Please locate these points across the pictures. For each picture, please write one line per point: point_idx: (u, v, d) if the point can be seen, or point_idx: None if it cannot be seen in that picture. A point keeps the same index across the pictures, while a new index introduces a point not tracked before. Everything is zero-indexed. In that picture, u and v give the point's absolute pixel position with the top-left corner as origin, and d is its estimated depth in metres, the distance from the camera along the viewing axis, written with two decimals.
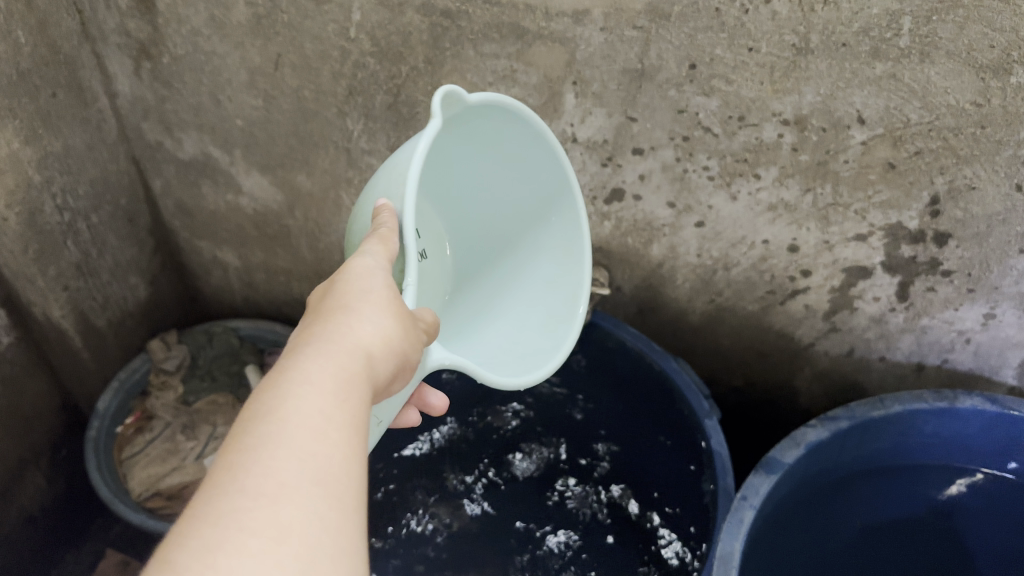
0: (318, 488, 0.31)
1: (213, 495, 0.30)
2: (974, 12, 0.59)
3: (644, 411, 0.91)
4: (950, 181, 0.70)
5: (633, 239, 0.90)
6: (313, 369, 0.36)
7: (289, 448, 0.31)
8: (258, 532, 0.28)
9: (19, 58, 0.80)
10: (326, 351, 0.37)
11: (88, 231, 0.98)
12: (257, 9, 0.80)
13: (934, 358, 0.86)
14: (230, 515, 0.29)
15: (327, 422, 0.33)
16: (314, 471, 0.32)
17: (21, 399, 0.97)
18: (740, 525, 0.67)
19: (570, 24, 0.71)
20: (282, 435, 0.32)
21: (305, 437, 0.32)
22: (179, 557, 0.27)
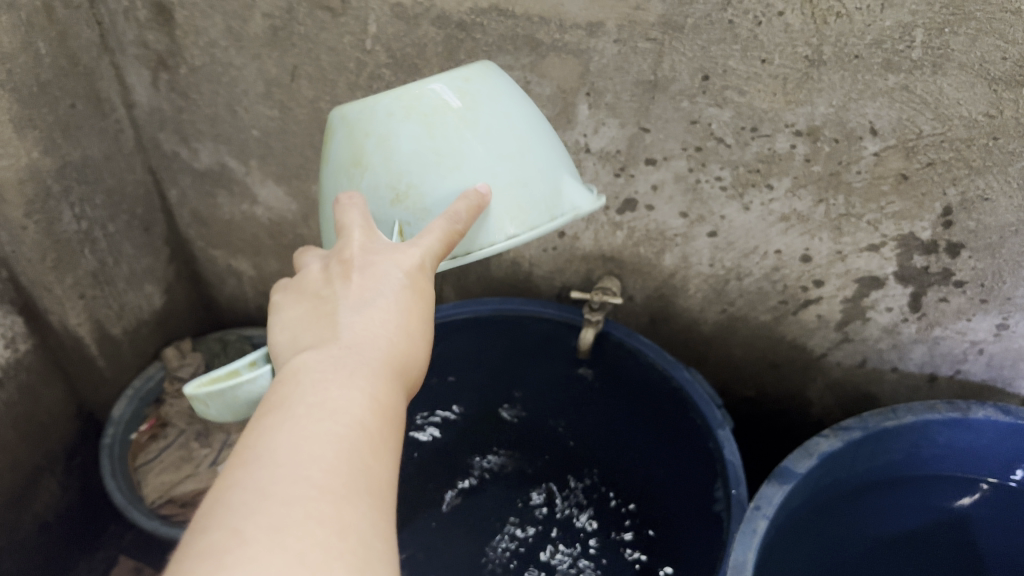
0: (365, 496, 0.32)
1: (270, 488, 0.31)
2: (987, 25, 0.59)
3: (656, 422, 0.92)
4: (962, 192, 0.70)
5: (645, 249, 0.90)
6: (349, 377, 0.37)
7: (337, 455, 0.33)
8: (315, 529, 0.29)
9: (40, 70, 0.81)
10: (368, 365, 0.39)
11: (104, 240, 0.99)
12: (274, 21, 0.81)
13: (947, 369, 0.86)
14: (287, 510, 0.30)
15: (370, 435, 0.35)
16: (358, 472, 0.33)
17: (37, 406, 0.98)
18: (753, 535, 0.67)
19: (584, 36, 0.72)
20: (332, 443, 0.33)
21: (351, 448, 0.33)
22: (233, 541, 0.28)
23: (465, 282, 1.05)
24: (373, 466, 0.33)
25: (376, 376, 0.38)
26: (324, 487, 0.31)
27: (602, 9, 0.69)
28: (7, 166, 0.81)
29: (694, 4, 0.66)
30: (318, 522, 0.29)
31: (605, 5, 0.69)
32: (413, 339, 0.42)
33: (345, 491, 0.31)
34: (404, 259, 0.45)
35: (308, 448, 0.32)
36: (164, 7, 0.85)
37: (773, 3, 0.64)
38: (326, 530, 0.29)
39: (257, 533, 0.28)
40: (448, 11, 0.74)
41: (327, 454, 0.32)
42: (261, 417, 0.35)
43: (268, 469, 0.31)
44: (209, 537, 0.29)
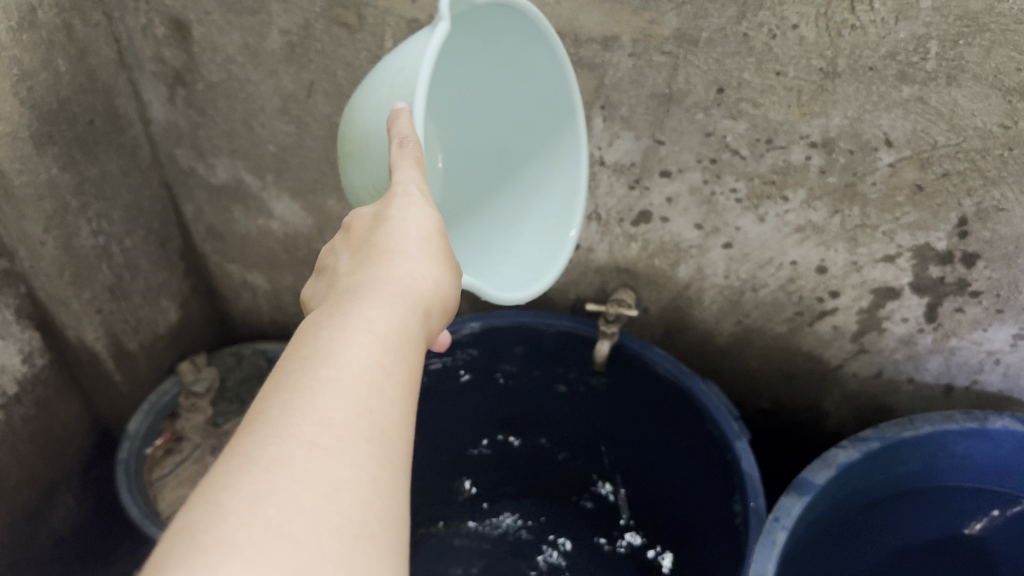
0: (373, 445, 0.30)
1: (265, 442, 0.28)
2: (1001, 36, 0.60)
3: (671, 437, 0.91)
4: (978, 203, 0.71)
5: (659, 261, 0.90)
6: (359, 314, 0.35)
7: (343, 400, 0.31)
8: (311, 486, 0.27)
9: (60, 87, 0.82)
10: (383, 296, 0.37)
11: (121, 255, 1.00)
12: (291, 37, 0.82)
13: (963, 379, 0.86)
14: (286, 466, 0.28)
15: (382, 376, 0.33)
16: (362, 427, 0.30)
17: (53, 421, 0.99)
18: (772, 547, 0.66)
19: (599, 50, 0.72)
20: (337, 387, 0.31)
21: (362, 392, 0.31)
22: (227, 502, 0.26)
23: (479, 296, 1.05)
24: (383, 427, 0.31)
25: (391, 317, 0.36)
26: (323, 443, 0.29)
27: (617, 24, 0.70)
28: (27, 182, 0.82)
29: (710, 18, 0.67)
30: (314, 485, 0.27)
31: (621, 19, 0.70)
32: (439, 284, 0.41)
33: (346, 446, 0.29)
34: (426, 211, 0.44)
35: (309, 401, 0.30)
36: (182, 24, 0.86)
37: (788, 16, 0.64)
38: (326, 490, 0.27)
39: (250, 493, 0.27)
40: None
41: (330, 406, 0.30)
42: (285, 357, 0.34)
43: (287, 407, 0.30)
44: (220, 479, 0.27)
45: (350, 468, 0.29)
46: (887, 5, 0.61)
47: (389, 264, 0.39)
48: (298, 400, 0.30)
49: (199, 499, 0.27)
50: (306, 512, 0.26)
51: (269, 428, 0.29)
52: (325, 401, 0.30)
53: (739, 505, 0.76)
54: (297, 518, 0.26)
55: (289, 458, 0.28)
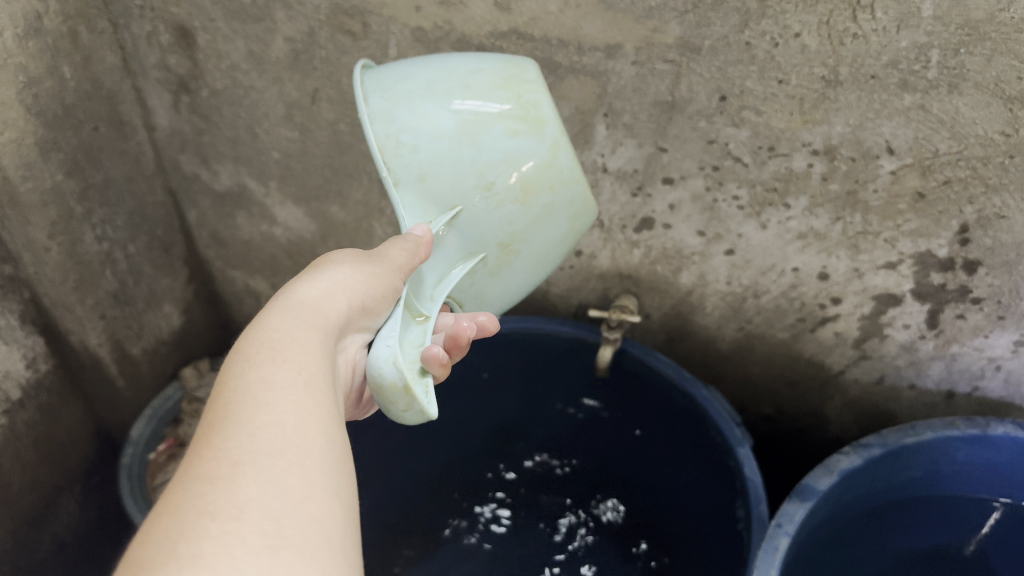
0: (270, 457, 0.33)
1: (177, 487, 0.32)
2: (1002, 45, 0.60)
3: (675, 445, 0.92)
4: (979, 210, 0.71)
5: (662, 267, 0.91)
6: (245, 357, 0.39)
7: (236, 431, 0.34)
8: (216, 509, 0.30)
9: (65, 93, 0.83)
10: (272, 334, 0.41)
11: (125, 261, 1.00)
12: (295, 45, 0.83)
13: (965, 386, 0.86)
14: (192, 499, 0.31)
15: (272, 396, 0.37)
16: (259, 445, 0.34)
17: (56, 427, 0.99)
18: (775, 552, 0.67)
19: (602, 58, 0.73)
20: (228, 423, 0.35)
21: (253, 415, 0.35)
22: (152, 542, 0.29)
23: None
24: (283, 444, 0.34)
25: (278, 350, 0.40)
26: (223, 474, 0.32)
27: (621, 32, 0.70)
28: (32, 188, 0.82)
29: (712, 26, 0.67)
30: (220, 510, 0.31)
31: (624, 28, 0.70)
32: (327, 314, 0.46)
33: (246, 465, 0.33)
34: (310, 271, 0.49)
35: (209, 444, 0.34)
36: (187, 31, 0.87)
37: (790, 25, 0.65)
38: (232, 510, 0.30)
39: (165, 532, 0.30)
40: (468, 34, 0.75)
41: (223, 444, 0.33)
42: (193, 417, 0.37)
43: (194, 455, 0.33)
44: (153, 524, 0.30)
45: (252, 485, 0.32)
46: (888, 14, 0.62)
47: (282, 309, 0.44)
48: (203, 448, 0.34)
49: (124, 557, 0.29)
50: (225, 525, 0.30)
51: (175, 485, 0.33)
52: (223, 440, 0.34)
53: (742, 511, 0.76)
54: (208, 532, 0.29)
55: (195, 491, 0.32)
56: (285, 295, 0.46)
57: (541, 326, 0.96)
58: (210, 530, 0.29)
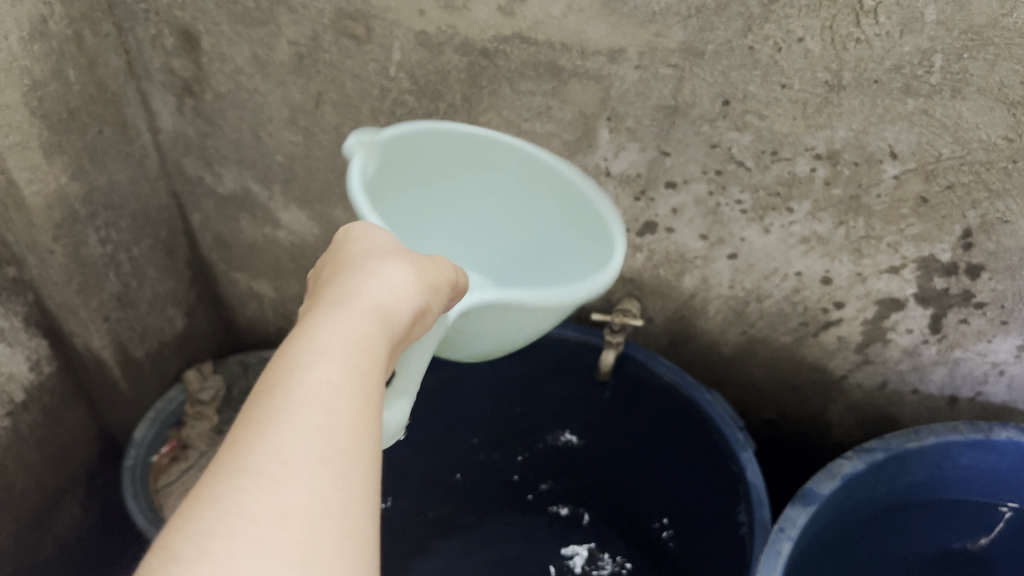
0: (322, 463, 0.31)
1: (220, 475, 0.30)
2: (1006, 50, 0.60)
3: (675, 451, 0.91)
4: (982, 215, 0.71)
5: (664, 271, 0.91)
6: (310, 339, 0.37)
7: (291, 426, 0.32)
8: (257, 511, 0.29)
9: (69, 97, 0.83)
10: (337, 319, 0.39)
11: (129, 263, 1.01)
12: (299, 49, 0.83)
13: (968, 391, 0.86)
14: (234, 494, 0.29)
15: (334, 394, 0.35)
16: (312, 447, 0.32)
17: (60, 429, 1.00)
18: (778, 556, 0.67)
19: (605, 62, 0.73)
20: (285, 413, 0.33)
21: (311, 410, 0.33)
22: (186, 535, 0.28)
23: None
24: (336, 450, 0.32)
25: (343, 338, 0.38)
26: (271, 472, 0.30)
27: (624, 36, 0.71)
28: (37, 191, 0.82)
29: (716, 31, 0.67)
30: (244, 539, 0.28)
31: (627, 32, 0.70)
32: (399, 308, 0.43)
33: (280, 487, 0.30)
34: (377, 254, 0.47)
35: (261, 434, 0.32)
36: (191, 35, 0.87)
37: (794, 30, 0.65)
38: (273, 515, 0.29)
39: (202, 526, 0.28)
40: (472, 38, 0.75)
41: (274, 438, 0.32)
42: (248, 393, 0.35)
43: (245, 441, 0.32)
44: (192, 514, 0.29)
45: (298, 491, 0.30)
46: (892, 19, 0.62)
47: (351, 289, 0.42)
48: (230, 456, 0.31)
49: (159, 543, 0.28)
50: (266, 531, 0.28)
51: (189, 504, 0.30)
52: (276, 433, 0.32)
53: (745, 516, 0.76)
54: (246, 536, 0.28)
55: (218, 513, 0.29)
56: (353, 273, 0.44)
57: (546, 330, 0.95)
58: (246, 533, 0.28)
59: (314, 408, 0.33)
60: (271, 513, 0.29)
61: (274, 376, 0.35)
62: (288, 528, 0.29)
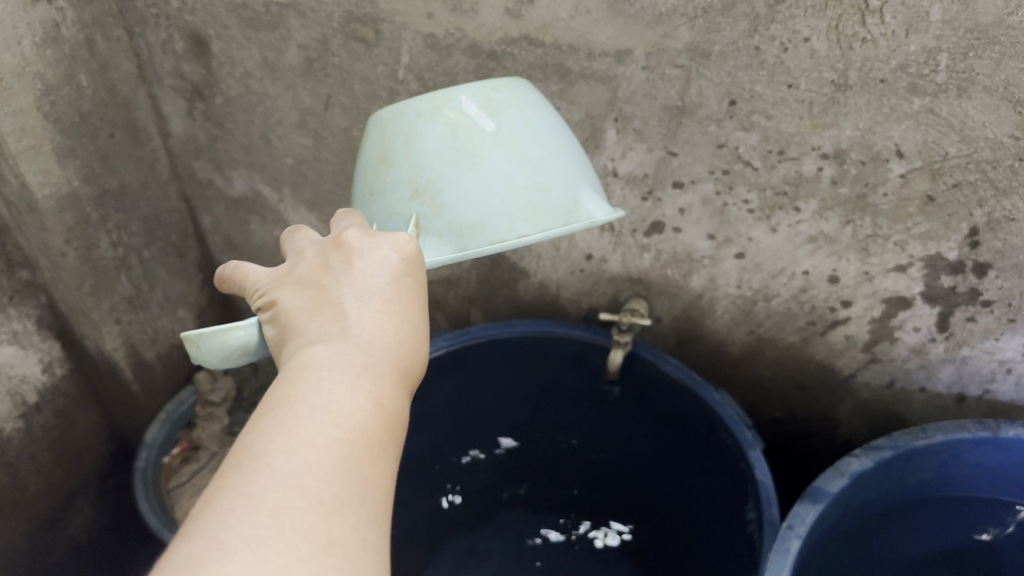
0: (365, 506, 0.32)
1: (274, 487, 0.31)
2: (1011, 49, 0.61)
3: (682, 451, 0.92)
4: (989, 213, 0.71)
5: (672, 271, 0.91)
6: (362, 372, 0.38)
7: (344, 460, 0.33)
8: (310, 537, 0.30)
9: (81, 101, 0.84)
10: (384, 356, 0.40)
11: (140, 266, 1.01)
12: (309, 52, 0.84)
13: (976, 389, 0.86)
14: (289, 512, 0.30)
15: (381, 442, 0.36)
16: (358, 486, 0.33)
17: (72, 430, 1.01)
18: (787, 554, 0.67)
19: (612, 63, 0.74)
20: (340, 445, 0.34)
21: (363, 453, 0.34)
22: (234, 539, 0.29)
23: (492, 307, 1.05)
24: (377, 496, 0.33)
25: (389, 380, 0.39)
26: (325, 500, 0.31)
27: (630, 38, 0.71)
28: (49, 195, 0.83)
29: (722, 32, 0.68)
30: (297, 559, 0.29)
31: (634, 33, 0.71)
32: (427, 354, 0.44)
33: (333, 515, 0.31)
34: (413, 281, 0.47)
35: (314, 458, 0.33)
36: (202, 39, 0.88)
37: (799, 30, 0.65)
38: (323, 543, 0.30)
39: (256, 536, 0.29)
40: (480, 40, 0.76)
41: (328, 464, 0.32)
42: (294, 398, 0.36)
43: (300, 459, 0.32)
44: (247, 518, 0.29)
45: (346, 527, 0.31)
46: (897, 19, 0.62)
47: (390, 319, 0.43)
48: (283, 470, 0.32)
49: (210, 536, 0.29)
50: (316, 556, 0.29)
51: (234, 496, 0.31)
52: (329, 462, 0.33)
53: (753, 513, 0.76)
54: (297, 557, 0.29)
55: (273, 523, 0.29)
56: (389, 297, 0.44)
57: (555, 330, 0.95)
58: (298, 555, 0.29)
59: (363, 447, 0.34)
60: (321, 539, 0.30)
61: (327, 398, 0.36)
62: (334, 558, 0.30)
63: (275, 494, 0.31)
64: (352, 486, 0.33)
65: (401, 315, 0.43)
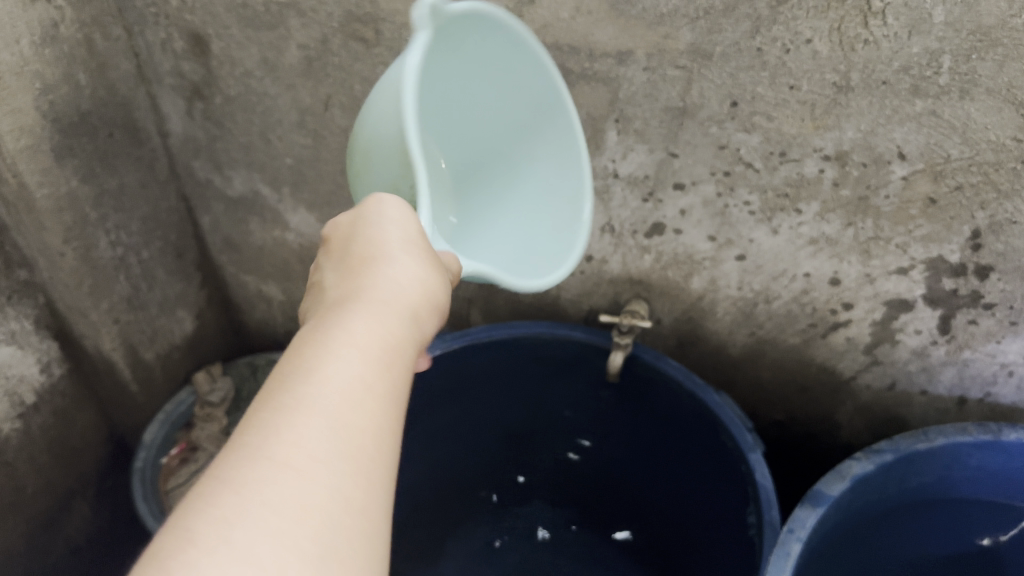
0: (346, 466, 0.32)
1: (246, 459, 0.30)
2: (1014, 51, 0.61)
3: (683, 454, 0.91)
4: (991, 216, 0.71)
5: (673, 273, 0.91)
6: (351, 328, 0.37)
7: (323, 420, 0.32)
8: (280, 506, 0.29)
9: (80, 100, 0.84)
10: (377, 309, 0.39)
11: (139, 266, 1.01)
12: (309, 52, 0.83)
13: (977, 392, 0.86)
14: (259, 483, 0.29)
15: (370, 396, 0.35)
16: (338, 445, 0.32)
17: (70, 431, 1.01)
18: (788, 558, 0.67)
19: (613, 64, 0.73)
20: (318, 406, 0.33)
21: (345, 409, 0.33)
22: (202, 516, 0.28)
23: (492, 308, 1.04)
24: (361, 452, 0.33)
25: (380, 334, 0.38)
26: (297, 464, 0.30)
27: (632, 38, 0.71)
28: (48, 194, 0.83)
29: (724, 32, 0.67)
30: (263, 529, 0.28)
31: (635, 34, 0.70)
32: (431, 306, 0.43)
33: (306, 480, 0.30)
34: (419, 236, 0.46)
35: (289, 423, 0.32)
36: (201, 38, 0.87)
37: (801, 31, 0.65)
38: (294, 511, 0.29)
39: (222, 513, 0.28)
40: None
41: (304, 428, 0.32)
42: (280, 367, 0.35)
43: (276, 427, 0.32)
44: (216, 494, 0.29)
45: (319, 490, 0.30)
46: (900, 20, 0.62)
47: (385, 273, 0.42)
48: (256, 440, 0.31)
49: (179, 518, 0.28)
50: (285, 526, 0.29)
51: (241, 465, 0.30)
52: (305, 425, 0.32)
53: (753, 516, 0.76)
54: (265, 528, 0.28)
55: (242, 496, 0.29)
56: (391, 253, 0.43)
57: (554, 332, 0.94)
58: (266, 526, 0.28)
59: (346, 405, 0.33)
60: (292, 507, 0.29)
61: (310, 360, 0.35)
62: (307, 526, 0.29)
63: (246, 467, 0.30)
64: (337, 447, 0.32)
65: (409, 281, 0.42)
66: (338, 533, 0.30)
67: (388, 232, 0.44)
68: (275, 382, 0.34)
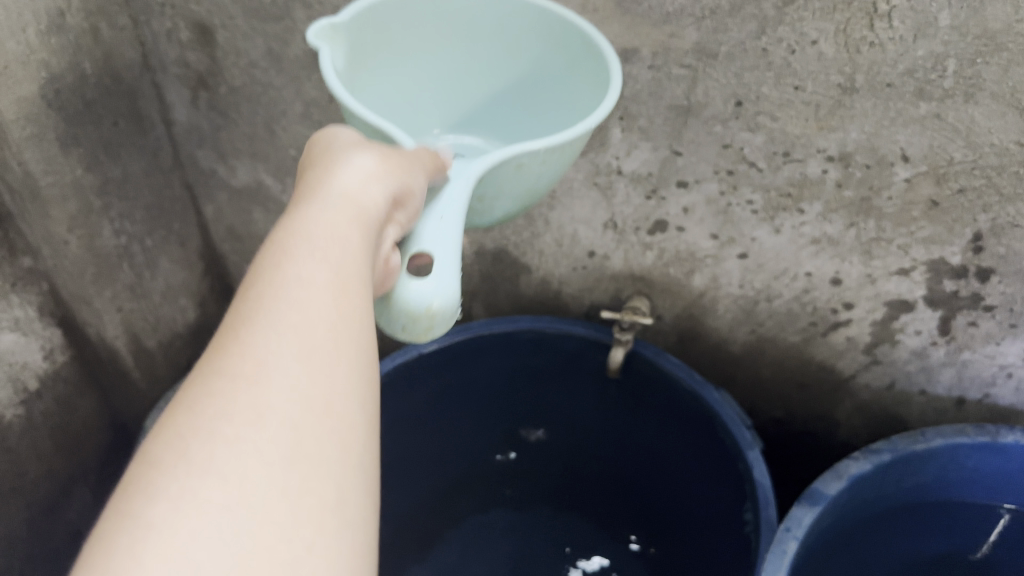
0: (297, 365, 0.33)
1: (199, 379, 0.32)
2: (1020, 56, 0.61)
3: (684, 452, 0.92)
4: (993, 219, 0.72)
5: (675, 269, 0.91)
6: (302, 236, 0.38)
7: (273, 327, 0.34)
8: (236, 415, 0.30)
9: (86, 90, 0.84)
10: (332, 215, 0.40)
11: (142, 255, 1.01)
12: (314, 45, 0.84)
13: (975, 393, 0.87)
14: (210, 397, 0.31)
15: (321, 295, 0.36)
16: (292, 348, 0.33)
17: (72, 417, 1.02)
18: (783, 556, 0.68)
19: (619, 61, 0.73)
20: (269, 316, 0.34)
21: (293, 311, 0.34)
22: (162, 440, 0.29)
23: (493, 301, 1.04)
24: (313, 350, 0.34)
25: (331, 237, 0.39)
26: (245, 370, 0.32)
27: (638, 36, 0.70)
28: (52, 182, 0.84)
29: (729, 32, 0.67)
30: (218, 438, 0.29)
31: (641, 32, 0.70)
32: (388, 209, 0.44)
33: (256, 384, 0.31)
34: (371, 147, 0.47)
35: (240, 336, 0.33)
36: (206, 29, 0.88)
37: (807, 32, 0.65)
38: (253, 416, 0.30)
39: (176, 432, 0.29)
40: None
41: (256, 339, 0.33)
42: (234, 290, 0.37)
43: (228, 343, 0.33)
44: (173, 415, 0.30)
45: (275, 390, 0.31)
46: (906, 23, 0.62)
47: (341, 180, 0.43)
48: (210, 358, 0.32)
49: (140, 449, 0.30)
50: (243, 428, 0.30)
51: (220, 381, 0.31)
52: (255, 337, 0.33)
53: (749, 513, 0.77)
54: (220, 436, 0.29)
55: (195, 410, 0.30)
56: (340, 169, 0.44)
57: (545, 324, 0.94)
58: (220, 436, 0.29)
59: (295, 310, 0.35)
60: (249, 413, 0.30)
61: (261, 275, 0.36)
62: (268, 428, 0.30)
63: (195, 388, 0.31)
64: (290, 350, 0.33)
65: (367, 186, 0.43)
66: (330, 450, 0.31)
67: (337, 148, 0.46)
68: (248, 301, 0.35)
